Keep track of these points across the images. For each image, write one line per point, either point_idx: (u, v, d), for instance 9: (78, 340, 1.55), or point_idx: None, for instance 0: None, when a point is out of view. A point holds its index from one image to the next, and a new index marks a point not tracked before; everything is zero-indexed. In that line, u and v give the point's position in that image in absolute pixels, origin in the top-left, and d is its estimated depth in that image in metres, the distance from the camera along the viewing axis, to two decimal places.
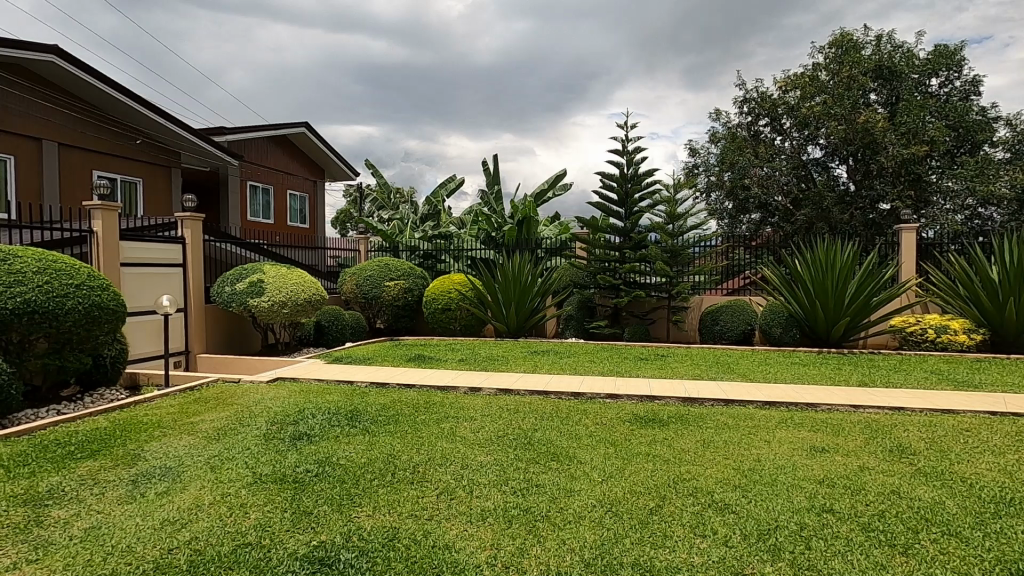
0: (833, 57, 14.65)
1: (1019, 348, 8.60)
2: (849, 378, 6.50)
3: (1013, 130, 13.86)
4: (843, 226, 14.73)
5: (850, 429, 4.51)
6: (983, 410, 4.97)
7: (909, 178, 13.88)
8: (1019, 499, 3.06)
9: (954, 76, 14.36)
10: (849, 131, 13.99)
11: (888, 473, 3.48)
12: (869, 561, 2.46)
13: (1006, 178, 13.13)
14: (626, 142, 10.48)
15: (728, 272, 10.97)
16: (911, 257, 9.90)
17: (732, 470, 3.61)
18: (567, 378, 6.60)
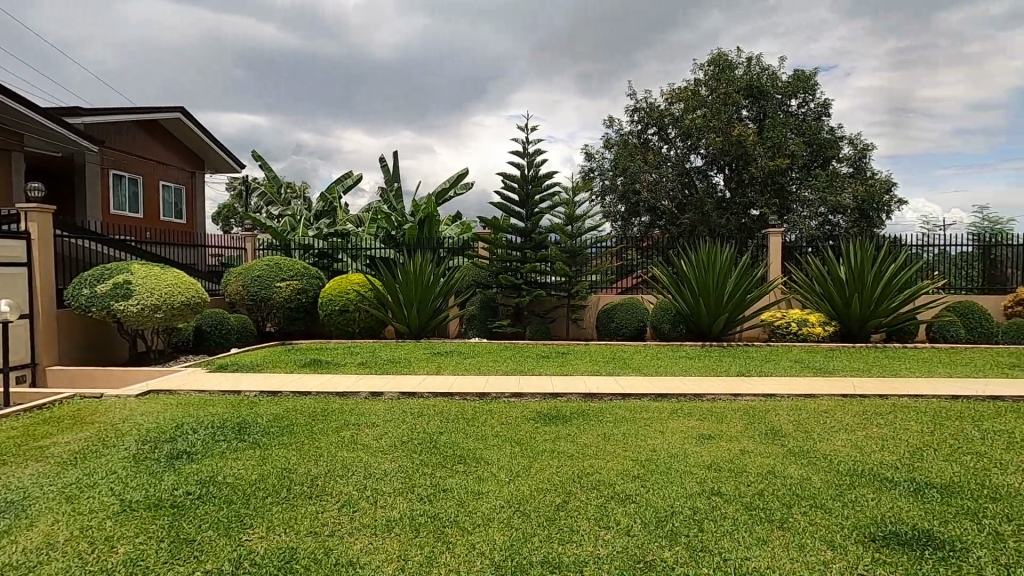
0: (712, 74, 16.03)
1: (862, 337, 9.92)
2: (728, 368, 7.12)
3: (854, 148, 15.83)
4: (721, 230, 16.13)
5: (731, 416, 4.92)
6: (837, 393, 5.65)
7: (774, 187, 15.50)
8: (869, 470, 3.51)
9: (810, 98, 16.06)
10: (726, 143, 15.40)
11: (765, 455, 3.83)
12: (753, 538, 2.68)
13: (850, 189, 15.07)
14: (526, 144, 10.67)
15: (622, 272, 11.55)
16: (777, 258, 11.05)
17: (631, 462, 3.78)
18: (472, 379, 6.59)
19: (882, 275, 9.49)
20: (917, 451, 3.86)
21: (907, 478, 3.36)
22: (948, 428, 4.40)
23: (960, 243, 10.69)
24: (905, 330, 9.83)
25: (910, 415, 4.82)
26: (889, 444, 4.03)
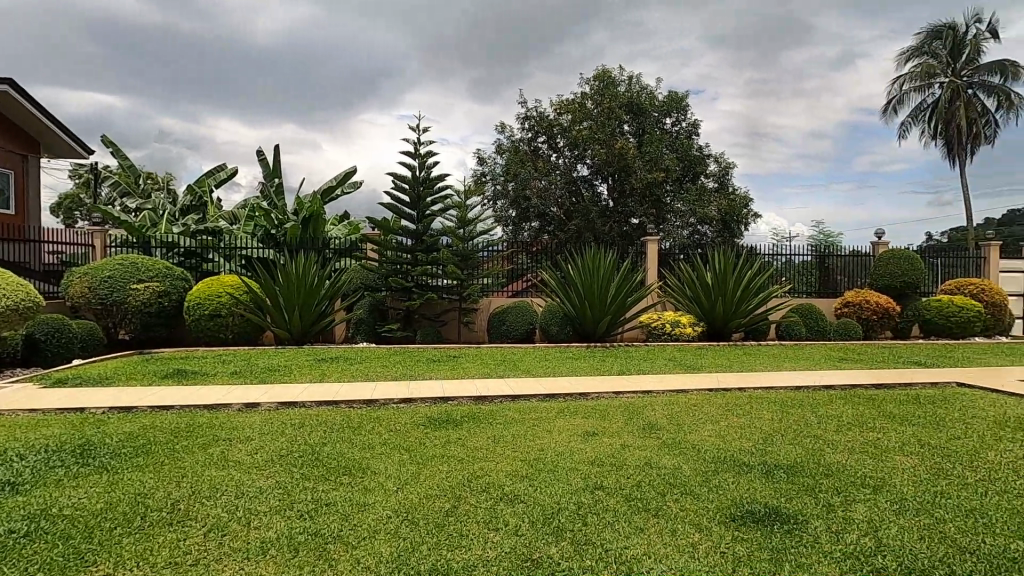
0: (597, 89, 16.97)
1: (724, 336, 10.99)
2: (611, 368, 7.53)
3: (719, 165, 17.49)
4: (605, 237, 17.06)
5: (612, 412, 5.20)
6: (705, 388, 6.19)
7: (651, 198, 16.68)
8: (730, 456, 3.88)
9: (682, 118, 17.40)
10: (609, 155, 16.38)
11: (642, 448, 4.09)
12: (631, 527, 2.84)
13: (716, 204, 16.56)
14: (418, 145, 10.52)
15: (512, 275, 11.78)
16: (654, 263, 11.88)
17: (520, 462, 3.85)
18: (359, 386, 6.32)
19: (741, 281, 10.60)
20: (769, 438, 4.33)
21: (761, 461, 3.76)
22: (792, 416, 5.00)
23: (802, 253, 12.25)
24: (759, 329, 11.03)
25: (762, 405, 5.41)
26: (746, 432, 4.48)
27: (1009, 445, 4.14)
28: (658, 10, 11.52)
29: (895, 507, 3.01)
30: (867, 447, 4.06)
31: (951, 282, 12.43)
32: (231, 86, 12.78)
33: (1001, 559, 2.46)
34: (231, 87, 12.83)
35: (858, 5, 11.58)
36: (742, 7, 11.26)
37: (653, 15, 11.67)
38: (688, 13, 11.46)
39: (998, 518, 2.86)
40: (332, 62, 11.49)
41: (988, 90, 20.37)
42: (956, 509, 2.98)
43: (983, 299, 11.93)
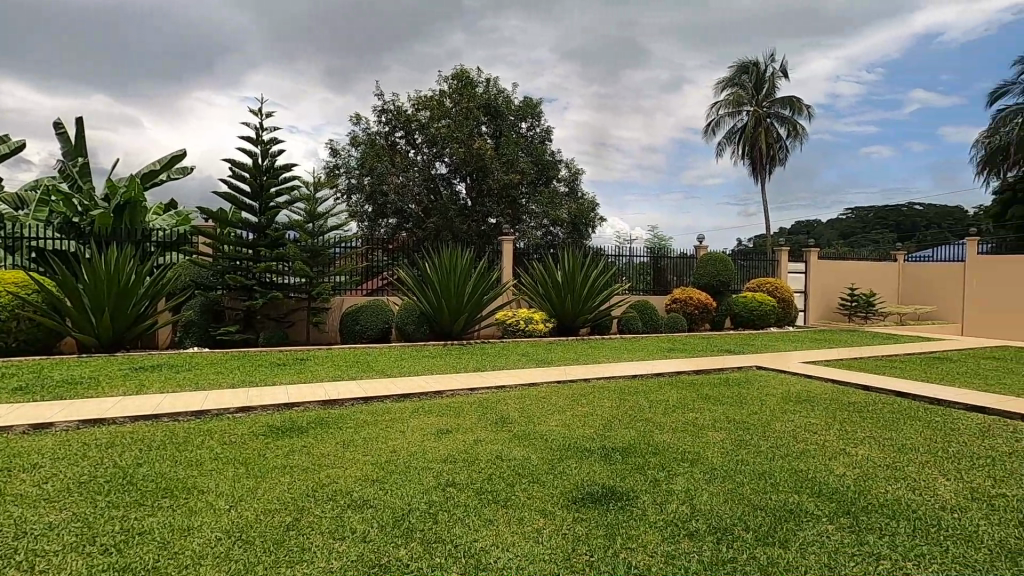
0: (455, 88, 17.09)
1: (573, 331, 11.72)
2: (466, 365, 7.62)
3: (570, 171, 18.54)
4: (463, 235, 17.13)
5: (466, 409, 5.27)
6: (553, 380, 6.57)
7: (507, 199, 17.20)
8: (574, 443, 4.15)
9: (537, 124, 18.07)
10: (467, 154, 16.60)
11: (494, 442, 4.20)
12: (480, 519, 2.90)
13: (566, 207, 17.61)
14: (260, 131, 9.68)
15: (367, 273, 11.39)
16: (509, 261, 12.26)
17: (370, 466, 3.72)
18: (186, 395, 5.62)
19: (588, 279, 11.41)
20: (609, 423, 4.72)
21: (600, 445, 4.08)
22: (628, 402, 5.52)
23: (639, 255, 13.52)
24: (603, 323, 11.96)
25: (603, 394, 5.88)
26: (589, 420, 4.83)
27: (790, 415, 4.99)
28: (513, 18, 11.93)
29: (705, 476, 3.46)
30: (686, 426, 4.62)
31: (754, 281, 14.62)
32: (11, 44, 10.51)
33: (782, 512, 2.94)
34: (14, 45, 10.60)
35: (685, 36, 13.09)
36: (589, 25, 12.12)
37: (507, 23, 12.14)
38: (540, 22, 12.00)
39: (781, 478, 3.44)
40: (156, 32, 10.08)
41: (781, 120, 24.31)
42: (752, 473, 3.51)
43: (777, 295, 14.23)
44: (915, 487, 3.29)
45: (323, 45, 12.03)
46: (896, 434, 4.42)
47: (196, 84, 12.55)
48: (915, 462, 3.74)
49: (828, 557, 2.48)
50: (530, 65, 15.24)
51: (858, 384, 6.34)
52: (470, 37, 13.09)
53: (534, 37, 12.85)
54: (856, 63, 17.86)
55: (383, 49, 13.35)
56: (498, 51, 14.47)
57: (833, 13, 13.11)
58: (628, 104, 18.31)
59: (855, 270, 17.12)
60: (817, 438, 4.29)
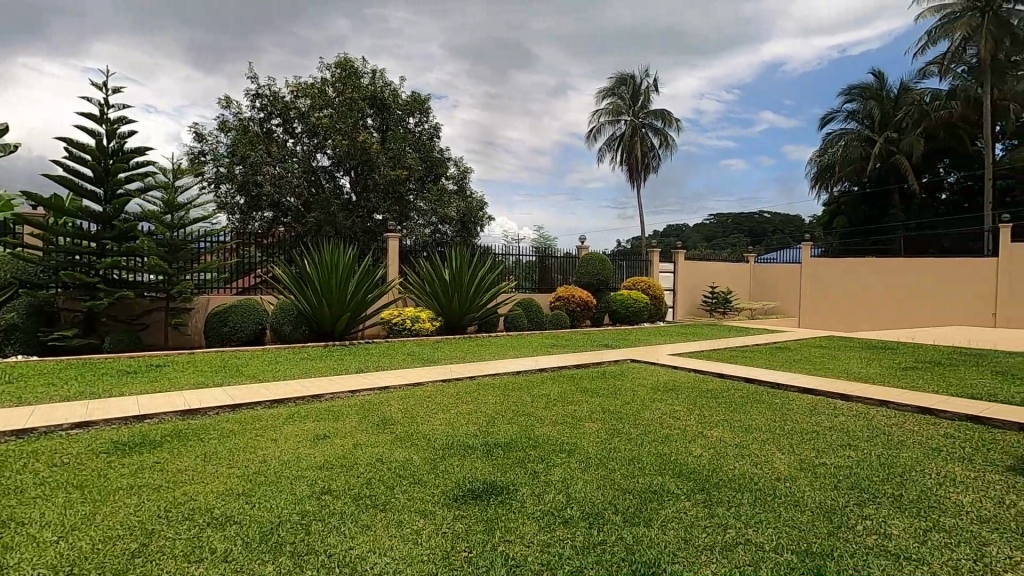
0: (338, 76, 16.31)
1: (461, 330, 11.75)
2: (348, 367, 7.32)
3: (458, 169, 18.48)
4: (346, 231, 16.38)
5: (345, 413, 5.04)
6: (438, 379, 6.54)
7: (394, 195, 16.76)
8: (457, 441, 4.16)
9: (425, 120, 17.69)
10: (351, 147, 15.96)
11: (375, 445, 4.09)
12: (357, 526, 2.79)
13: (455, 205, 17.59)
14: (105, 108, 8.51)
15: (238, 270, 10.53)
16: (395, 260, 11.97)
17: (236, 479, 3.44)
18: (6, 412, 4.79)
19: (475, 277, 11.47)
20: (492, 419, 4.80)
21: (482, 442, 4.13)
22: (512, 397, 5.67)
23: (527, 254, 14.00)
24: (490, 321, 12.12)
25: (488, 391, 5.94)
26: (472, 417, 4.88)
27: (658, 404, 5.41)
28: (401, 10, 11.61)
29: (580, 465, 3.64)
30: (566, 418, 4.85)
31: (630, 280, 15.65)
32: None
33: (647, 493, 3.18)
34: None
35: (567, 43, 13.62)
36: (478, 24, 12.14)
37: (395, 15, 11.77)
38: (429, 16, 11.79)
39: (646, 462, 3.72)
40: None
41: (655, 131, 26.16)
42: (622, 460, 3.76)
43: (649, 293, 15.37)
44: (757, 462, 3.73)
45: (185, 17, 10.82)
46: (744, 416, 4.97)
47: (21, 48, 10.69)
48: (758, 440, 4.24)
49: (684, 532, 2.72)
50: (419, 59, 14.94)
51: (716, 373, 7.04)
52: (355, 24, 12.52)
53: (422, 31, 12.59)
54: (718, 84, 19.77)
55: (257, 27, 12.34)
56: (384, 43, 14.01)
57: (699, 36, 14.37)
58: (516, 106, 18.68)
59: (714, 270, 19.01)
60: (679, 424, 4.69)
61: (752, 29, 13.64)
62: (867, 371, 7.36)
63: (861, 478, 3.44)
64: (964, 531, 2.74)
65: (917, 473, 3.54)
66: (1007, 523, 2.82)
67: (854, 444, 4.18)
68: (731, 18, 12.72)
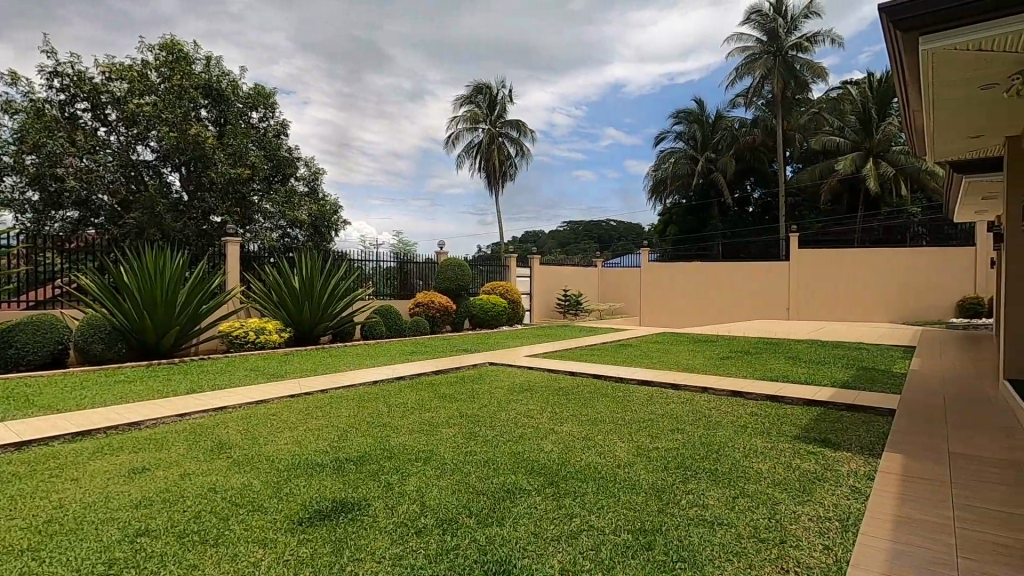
0: (164, 61, 14.45)
1: (312, 340, 11.07)
2: (177, 388, 6.48)
3: (309, 169, 17.29)
4: (176, 235, 14.60)
5: (172, 440, 4.46)
6: (286, 394, 6.08)
7: (235, 195, 15.32)
8: (305, 460, 3.89)
9: (270, 115, 16.40)
10: (181, 140, 14.23)
11: (206, 473, 3.66)
12: (182, 568, 2.48)
13: (306, 207, 16.56)
14: None
15: (29, 280, 8.87)
16: (235, 266, 10.92)
17: (19, 532, 2.84)
18: None
19: (327, 284, 10.87)
20: (345, 433, 4.57)
21: (332, 458, 3.92)
22: (366, 408, 5.46)
23: (386, 260, 13.70)
24: (346, 331, 11.56)
25: (341, 404, 5.66)
26: (323, 432, 4.61)
27: (514, 404, 5.60)
28: None
29: (435, 472, 3.62)
30: (423, 425, 4.79)
31: (489, 285, 15.99)
32: None
33: (501, 492, 3.26)
34: None
35: (423, 47, 13.58)
36: (331, 20, 11.57)
37: None
38: (275, 4, 10.99)
39: (501, 462, 3.81)
40: None
41: (511, 141, 27.05)
42: (478, 462, 3.81)
43: (507, 297, 15.84)
44: (601, 452, 4.02)
45: None
46: (590, 410, 5.34)
47: None
48: (602, 432, 4.58)
49: (533, 526, 2.83)
50: (262, 50, 13.80)
51: (567, 371, 7.48)
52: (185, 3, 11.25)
53: (267, 19, 11.66)
54: (567, 100, 21.13)
55: None
56: (222, 27, 12.72)
57: (549, 54, 15.27)
58: (371, 108, 18.13)
59: (566, 275, 20.24)
60: (532, 422, 4.89)
61: (595, 51, 14.80)
62: (693, 362, 8.35)
63: (686, 457, 3.88)
64: (762, 493, 3.22)
65: (729, 449, 4.08)
66: (793, 483, 3.37)
67: (681, 428, 4.70)
68: (576, 39, 13.68)
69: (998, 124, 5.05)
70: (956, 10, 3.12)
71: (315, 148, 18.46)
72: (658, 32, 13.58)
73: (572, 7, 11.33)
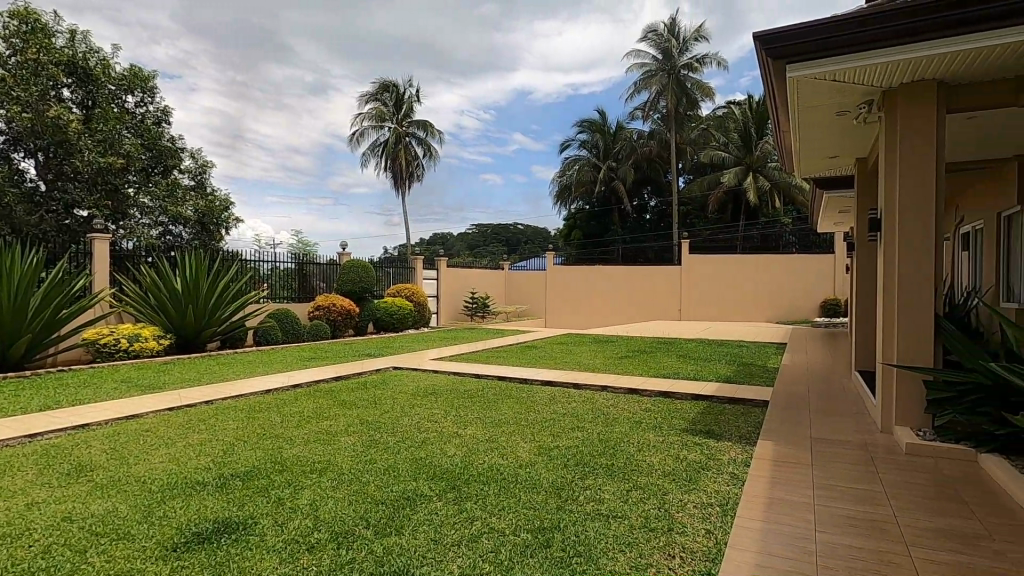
0: (16, 31, 12.61)
1: (198, 347, 10.18)
2: (28, 404, 5.67)
3: (196, 162, 15.85)
4: (28, 230, 12.88)
5: (18, 465, 3.88)
6: (164, 407, 5.52)
7: (105, 187, 13.74)
8: (182, 479, 3.55)
9: (149, 101, 14.87)
10: (37, 123, 12.53)
11: (61, 501, 3.22)
12: None
13: (191, 202, 15.23)
14: None
15: None
16: (104, 266, 9.77)
17: None
18: None
19: (215, 287, 10.05)
20: (231, 447, 4.23)
21: (215, 476, 3.60)
22: (258, 420, 5.09)
23: (284, 261, 12.97)
24: (236, 336, 10.74)
25: (228, 416, 5.23)
26: (206, 447, 4.24)
27: (417, 409, 5.49)
28: None
29: (331, 483, 3.45)
30: (319, 435, 4.55)
31: (394, 287, 15.62)
32: None
33: (401, 500, 3.18)
34: None
35: (325, 39, 12.99)
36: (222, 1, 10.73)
37: None
38: None
39: (402, 469, 3.72)
40: None
41: (418, 141, 26.56)
42: (378, 471, 3.69)
43: (413, 300, 15.56)
44: (503, 453, 4.05)
45: None
46: (495, 412, 5.37)
47: None
48: (505, 433, 4.62)
49: (434, 533, 2.78)
50: (140, 27, 12.50)
51: (472, 374, 7.47)
52: None
53: None
54: (474, 103, 21.20)
55: None
56: None
57: (456, 56, 15.24)
58: (269, 100, 17.06)
59: (474, 277, 20.27)
60: (436, 427, 4.82)
61: (503, 57, 14.97)
62: (594, 362, 8.68)
63: (585, 454, 4.01)
64: (653, 485, 3.40)
65: (625, 444, 4.28)
66: (680, 473, 3.59)
67: (581, 426, 4.86)
68: (485, 44, 13.75)
69: (849, 147, 5.75)
70: (818, 41, 3.54)
71: (202, 139, 17.03)
72: (562, 43, 14.03)
73: (479, 11, 11.39)
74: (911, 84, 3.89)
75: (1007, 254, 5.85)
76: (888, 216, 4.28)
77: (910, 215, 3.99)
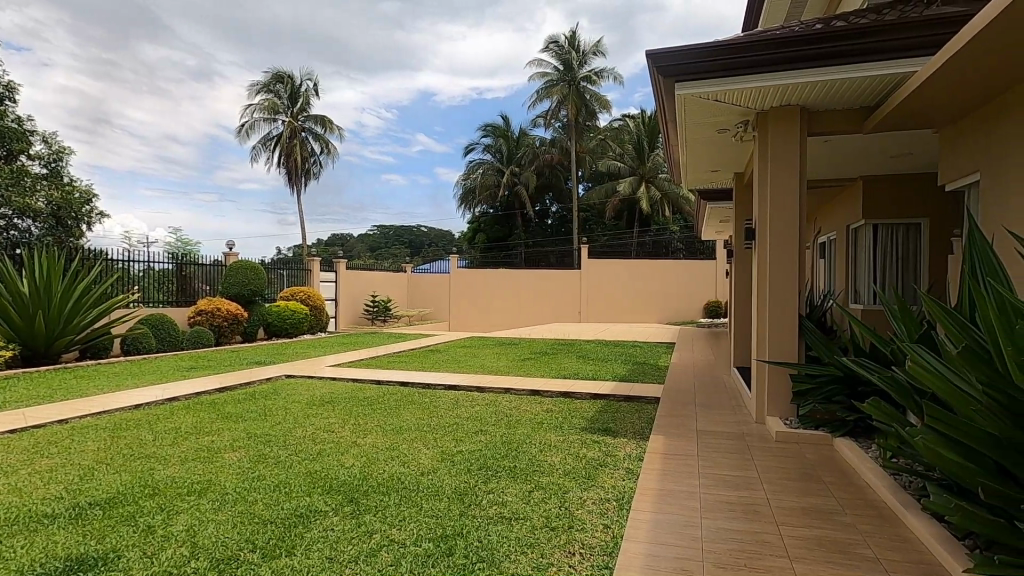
0: None
1: (50, 360, 8.90)
2: None
3: (48, 147, 13.69)
4: None
5: None
6: (3, 430, 4.76)
7: None
8: (24, 513, 3.06)
9: None
10: None
11: None
12: None
13: (43, 193, 13.23)
14: None
15: None
16: None
17: None
18: None
19: (73, 288, 8.91)
20: (92, 471, 3.74)
21: (69, 506, 3.15)
22: (125, 438, 4.55)
23: (159, 261, 11.74)
24: (99, 346, 9.51)
25: (87, 436, 4.63)
26: (58, 473, 3.70)
27: (313, 419, 5.20)
28: None
29: (211, 505, 3.14)
30: (199, 452, 4.16)
31: (287, 291, 14.70)
32: None
33: (293, 518, 2.97)
34: None
35: (210, 19, 11.92)
36: None
37: None
38: None
39: (294, 484, 3.49)
40: None
41: (315, 136, 25.26)
42: (266, 488, 3.42)
43: (309, 303, 14.74)
44: (404, 461, 3.94)
45: None
46: (397, 418, 5.22)
47: None
48: (406, 440, 4.50)
49: (330, 549, 2.63)
50: None
51: (372, 380, 7.22)
52: None
53: None
54: (376, 101, 20.59)
55: None
56: None
57: (357, 52, 14.70)
58: (142, 80, 15.39)
59: (375, 280, 19.65)
60: (332, 437, 4.58)
61: (407, 56, 14.66)
62: (497, 364, 8.73)
63: (489, 458, 4.01)
64: (554, 484, 3.48)
65: (527, 445, 4.33)
66: (579, 471, 3.71)
67: (484, 429, 4.86)
68: (388, 41, 13.39)
69: (727, 161, 6.28)
70: (702, 64, 3.84)
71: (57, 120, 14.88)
72: (466, 46, 14.07)
73: (382, 8, 11.05)
74: (778, 107, 4.35)
75: (854, 261, 6.70)
76: (760, 226, 4.72)
77: (778, 226, 4.44)
